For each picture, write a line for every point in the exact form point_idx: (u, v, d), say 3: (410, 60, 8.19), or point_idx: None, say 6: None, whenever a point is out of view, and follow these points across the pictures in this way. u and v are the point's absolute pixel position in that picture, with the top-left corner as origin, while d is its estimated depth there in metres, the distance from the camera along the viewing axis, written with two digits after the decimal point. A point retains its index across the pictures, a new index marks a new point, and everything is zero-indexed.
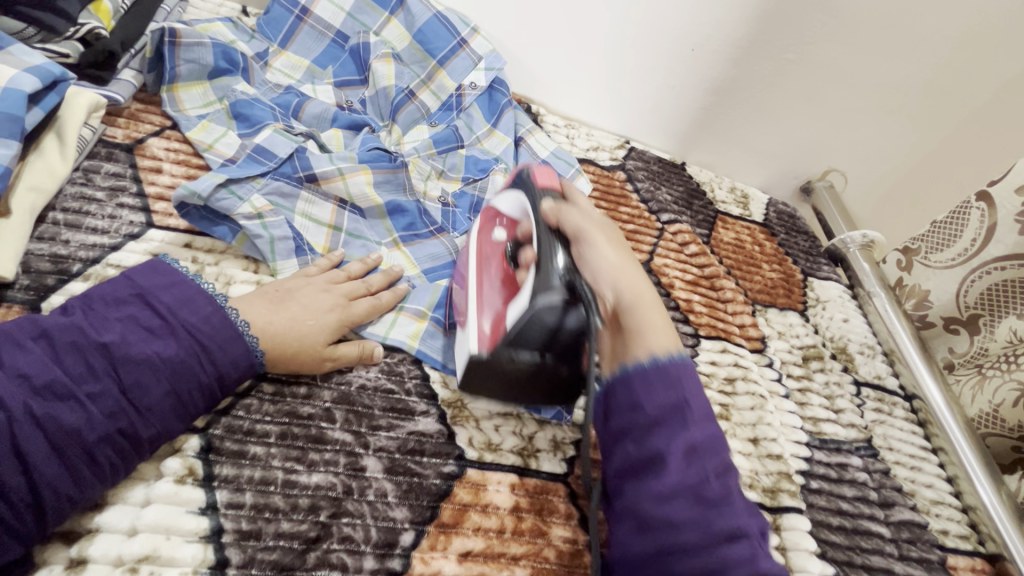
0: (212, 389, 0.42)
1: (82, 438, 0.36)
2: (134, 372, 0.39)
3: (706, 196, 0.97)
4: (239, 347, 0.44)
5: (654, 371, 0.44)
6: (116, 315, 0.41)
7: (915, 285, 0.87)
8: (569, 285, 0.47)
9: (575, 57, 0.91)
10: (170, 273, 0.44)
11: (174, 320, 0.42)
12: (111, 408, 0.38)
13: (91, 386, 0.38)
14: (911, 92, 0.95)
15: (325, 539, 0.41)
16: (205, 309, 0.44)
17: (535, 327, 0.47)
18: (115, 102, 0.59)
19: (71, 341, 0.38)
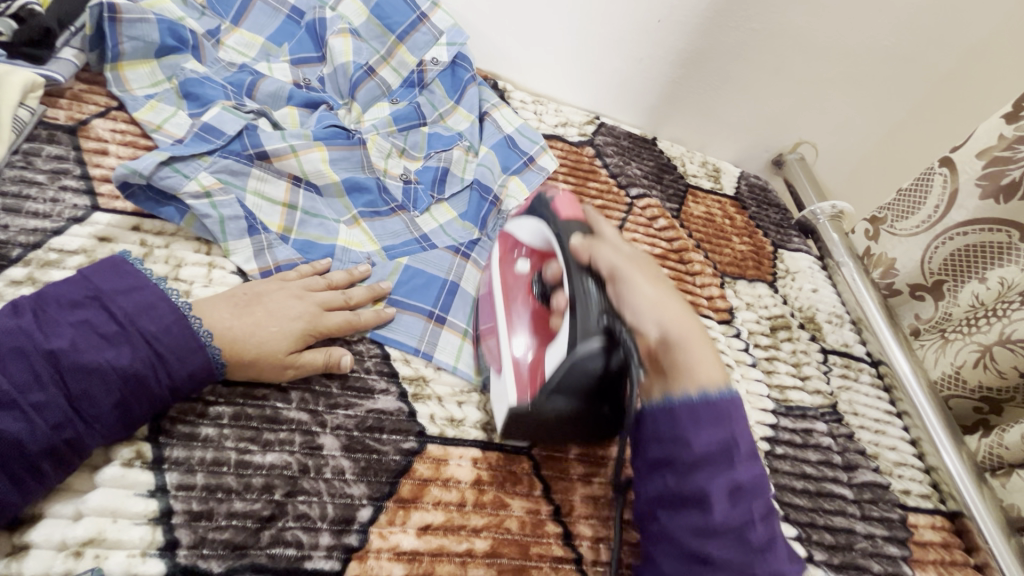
0: (167, 398, 0.41)
1: (24, 449, 0.35)
2: (83, 382, 0.38)
3: (676, 170, 0.97)
4: (199, 359, 0.42)
5: (703, 406, 0.43)
6: (70, 319, 0.39)
7: (882, 254, 0.88)
8: (609, 330, 0.46)
9: (540, 31, 0.90)
10: (132, 277, 0.43)
11: (132, 328, 0.40)
12: (57, 417, 0.36)
13: (36, 396, 0.36)
14: (878, 61, 0.95)
15: (279, 517, 0.41)
16: (166, 318, 0.42)
17: (586, 360, 0.45)
18: (54, 81, 0.57)
19: (16, 346, 0.36)
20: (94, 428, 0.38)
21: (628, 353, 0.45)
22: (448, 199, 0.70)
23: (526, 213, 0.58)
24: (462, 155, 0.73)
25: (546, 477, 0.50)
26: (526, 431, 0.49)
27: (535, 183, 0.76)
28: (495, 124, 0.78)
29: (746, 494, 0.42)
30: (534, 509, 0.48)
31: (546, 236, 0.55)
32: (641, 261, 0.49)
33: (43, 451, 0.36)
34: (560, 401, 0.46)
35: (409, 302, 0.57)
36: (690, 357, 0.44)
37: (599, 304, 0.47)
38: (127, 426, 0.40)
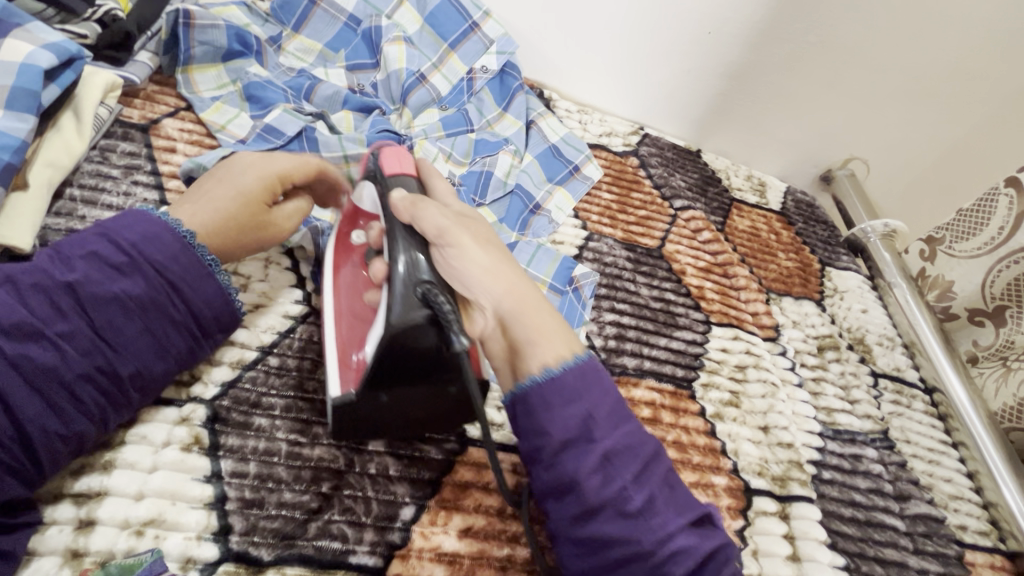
0: (189, 325, 0.42)
1: (60, 376, 0.36)
2: (103, 311, 0.39)
3: (721, 183, 0.95)
4: (210, 283, 0.43)
5: (549, 386, 0.40)
6: (80, 254, 0.40)
7: (938, 276, 0.85)
8: (427, 300, 0.38)
9: (587, 42, 0.90)
10: (137, 213, 0.43)
11: (141, 257, 0.41)
12: (86, 345, 0.38)
13: (62, 325, 0.37)
14: (936, 76, 0.92)
15: (326, 510, 0.41)
16: (172, 245, 0.42)
17: (411, 335, 0.38)
18: (131, 82, 0.60)
19: (35, 282, 0.37)
20: (127, 361, 0.39)
21: (445, 320, 0.38)
22: (490, 204, 0.71)
23: (363, 177, 0.49)
24: (508, 163, 0.73)
25: None
26: (351, 429, 0.43)
27: (577, 191, 0.77)
28: (541, 133, 0.79)
29: (623, 467, 0.39)
30: None
31: (377, 205, 0.47)
32: (474, 220, 0.45)
33: (82, 379, 0.37)
34: (392, 394, 0.41)
35: None
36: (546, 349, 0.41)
37: (417, 270, 0.39)
38: (165, 363, 0.41)
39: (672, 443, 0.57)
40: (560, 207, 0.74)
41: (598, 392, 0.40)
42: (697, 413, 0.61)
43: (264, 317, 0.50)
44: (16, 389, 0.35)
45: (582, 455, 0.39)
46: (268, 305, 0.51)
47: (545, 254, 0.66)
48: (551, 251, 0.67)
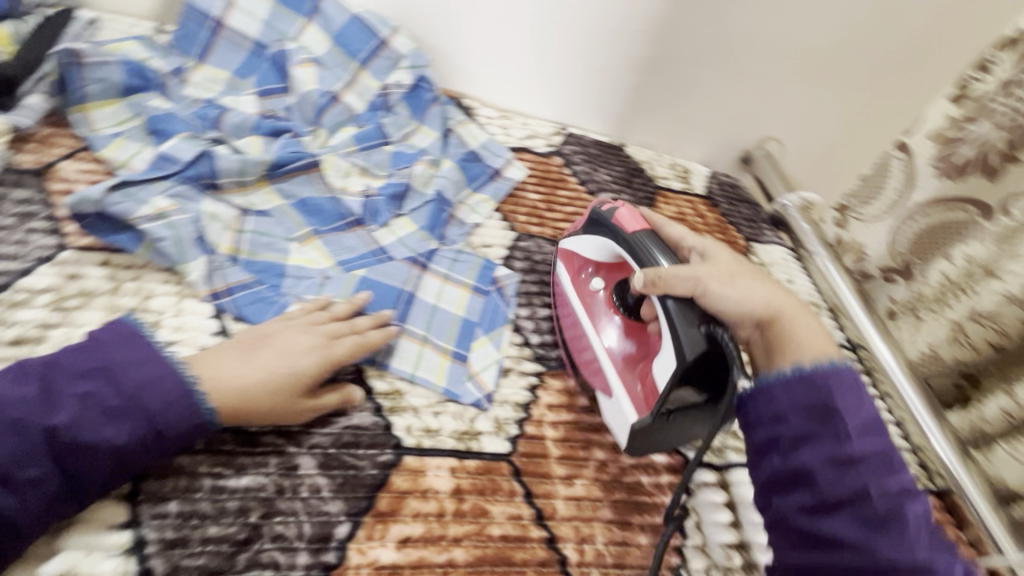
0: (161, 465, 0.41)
1: (13, 524, 0.35)
2: (78, 459, 0.37)
3: (646, 173, 0.99)
4: (196, 429, 0.41)
5: (798, 380, 0.45)
6: (74, 391, 0.39)
7: (852, 241, 0.90)
8: (711, 335, 0.49)
9: (502, 48, 0.92)
10: (141, 348, 0.42)
11: (137, 405, 0.39)
12: (49, 494, 0.36)
13: (31, 473, 0.36)
14: (831, 55, 0.98)
15: (255, 540, 0.40)
16: (171, 395, 0.41)
17: (698, 369, 0.48)
18: (20, 126, 0.58)
19: (17, 421, 0.36)
20: (85, 500, 0.38)
21: (729, 354, 0.48)
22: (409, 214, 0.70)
23: (584, 232, 0.62)
24: (425, 173, 0.73)
25: (527, 482, 0.51)
26: (647, 443, 0.52)
27: (499, 194, 0.78)
28: (460, 139, 0.81)
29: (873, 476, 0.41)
30: (515, 514, 0.49)
31: (614, 251, 0.59)
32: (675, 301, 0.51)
33: (38, 522, 0.36)
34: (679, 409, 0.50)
35: (373, 317, 0.57)
36: (800, 324, 0.50)
37: (696, 311, 0.50)
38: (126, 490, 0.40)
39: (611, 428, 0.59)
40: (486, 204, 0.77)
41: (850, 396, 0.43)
42: None
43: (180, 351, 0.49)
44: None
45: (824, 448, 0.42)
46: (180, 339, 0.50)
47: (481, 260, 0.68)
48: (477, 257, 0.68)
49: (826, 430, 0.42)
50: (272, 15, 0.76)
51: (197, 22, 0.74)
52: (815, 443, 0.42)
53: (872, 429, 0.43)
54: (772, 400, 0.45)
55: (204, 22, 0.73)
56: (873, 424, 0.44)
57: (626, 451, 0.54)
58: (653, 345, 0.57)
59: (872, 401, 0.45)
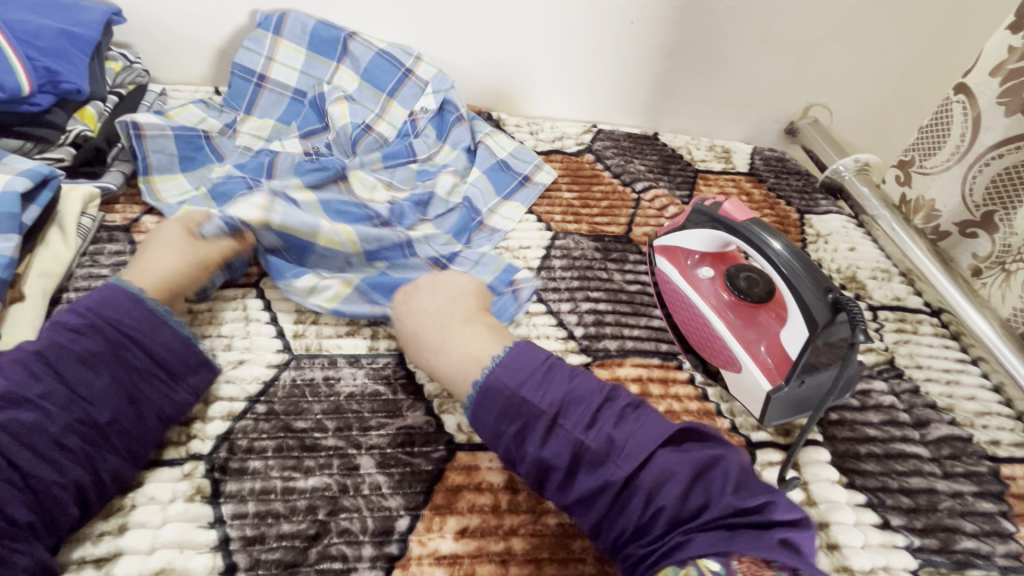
0: (161, 377, 0.47)
1: (46, 430, 0.40)
2: (76, 372, 0.43)
3: (683, 159, 0.97)
4: (165, 331, 0.48)
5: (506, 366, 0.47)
6: (48, 326, 0.45)
7: (919, 198, 0.82)
8: (838, 304, 0.51)
9: (524, 58, 0.94)
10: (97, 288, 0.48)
11: (98, 318, 0.46)
12: (64, 401, 0.42)
13: (38, 388, 0.42)
14: (873, 8, 0.92)
15: (324, 534, 0.43)
16: (127, 305, 0.47)
17: (832, 333, 0.51)
18: (109, 190, 0.67)
19: (12, 359, 0.42)
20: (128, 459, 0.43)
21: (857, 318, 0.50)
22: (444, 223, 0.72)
23: (689, 225, 0.64)
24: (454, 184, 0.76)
25: None
26: (794, 407, 0.55)
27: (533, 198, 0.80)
28: (489, 150, 0.82)
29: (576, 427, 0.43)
30: None
31: (720, 237, 0.61)
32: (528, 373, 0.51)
33: (73, 435, 0.41)
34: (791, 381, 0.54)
35: (375, 286, 0.61)
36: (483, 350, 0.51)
37: (823, 279, 0.52)
38: (149, 416, 0.45)
39: (664, 413, 0.58)
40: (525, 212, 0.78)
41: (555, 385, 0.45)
42: (687, 381, 0.61)
43: (250, 369, 0.53)
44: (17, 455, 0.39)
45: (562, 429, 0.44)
46: (248, 360, 0.54)
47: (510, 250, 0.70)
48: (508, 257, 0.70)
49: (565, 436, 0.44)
50: (309, 65, 0.83)
51: (242, 77, 0.82)
52: (558, 425, 0.44)
53: (547, 376, 0.46)
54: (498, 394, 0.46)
55: (250, 77, 0.82)
56: (576, 378, 0.46)
57: (763, 423, 0.56)
58: (761, 324, 0.59)
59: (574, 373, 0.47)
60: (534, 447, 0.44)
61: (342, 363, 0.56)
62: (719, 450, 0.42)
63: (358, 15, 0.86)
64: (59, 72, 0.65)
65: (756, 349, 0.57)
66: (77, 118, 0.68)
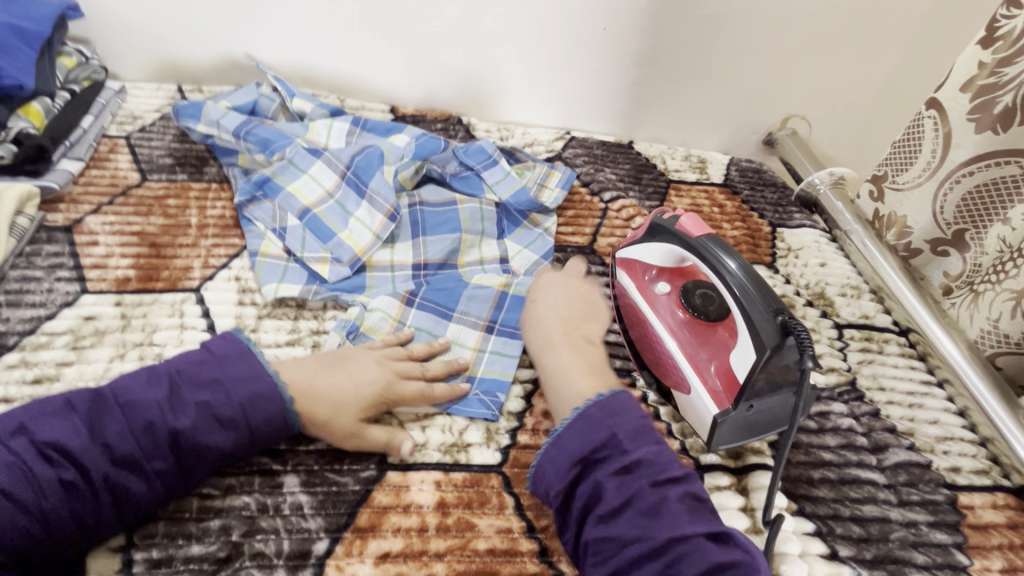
0: (257, 453, 0.47)
1: (141, 505, 0.41)
2: (193, 456, 0.42)
3: (656, 168, 0.95)
4: (285, 433, 0.46)
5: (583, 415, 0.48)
6: (195, 398, 0.43)
7: (891, 214, 0.81)
8: (787, 328, 0.49)
9: (498, 65, 0.93)
10: (253, 368, 0.45)
11: (246, 420, 0.44)
12: (170, 482, 0.42)
13: (156, 464, 0.41)
14: (850, 20, 0.91)
15: (235, 558, 0.41)
16: (272, 408, 0.45)
17: (779, 357, 0.50)
18: (50, 189, 0.65)
19: (147, 421, 0.41)
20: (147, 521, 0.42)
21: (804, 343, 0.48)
22: (428, 235, 0.70)
23: (646, 240, 0.62)
24: (435, 186, 0.76)
25: (517, 493, 0.49)
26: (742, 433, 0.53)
27: (565, 185, 0.82)
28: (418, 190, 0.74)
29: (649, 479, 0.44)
30: (504, 528, 0.47)
31: (677, 253, 0.59)
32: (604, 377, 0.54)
33: (156, 505, 0.42)
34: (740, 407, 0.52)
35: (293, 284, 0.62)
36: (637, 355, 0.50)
37: (773, 300, 0.50)
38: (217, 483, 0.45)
39: None
40: (546, 217, 0.78)
41: (626, 423, 0.48)
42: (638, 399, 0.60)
43: None
44: (100, 505, 0.39)
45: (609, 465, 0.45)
46: None
47: (540, 244, 0.74)
48: (531, 256, 0.72)
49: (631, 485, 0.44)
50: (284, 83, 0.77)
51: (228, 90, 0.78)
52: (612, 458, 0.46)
53: (644, 434, 0.48)
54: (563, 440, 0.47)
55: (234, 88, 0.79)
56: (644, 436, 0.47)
57: (710, 448, 0.54)
58: (718, 344, 0.57)
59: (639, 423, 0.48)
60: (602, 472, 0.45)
61: None
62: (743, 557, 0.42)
63: (325, 15, 0.85)
64: (1, 67, 0.63)
65: (707, 370, 0.55)
66: (22, 114, 0.66)
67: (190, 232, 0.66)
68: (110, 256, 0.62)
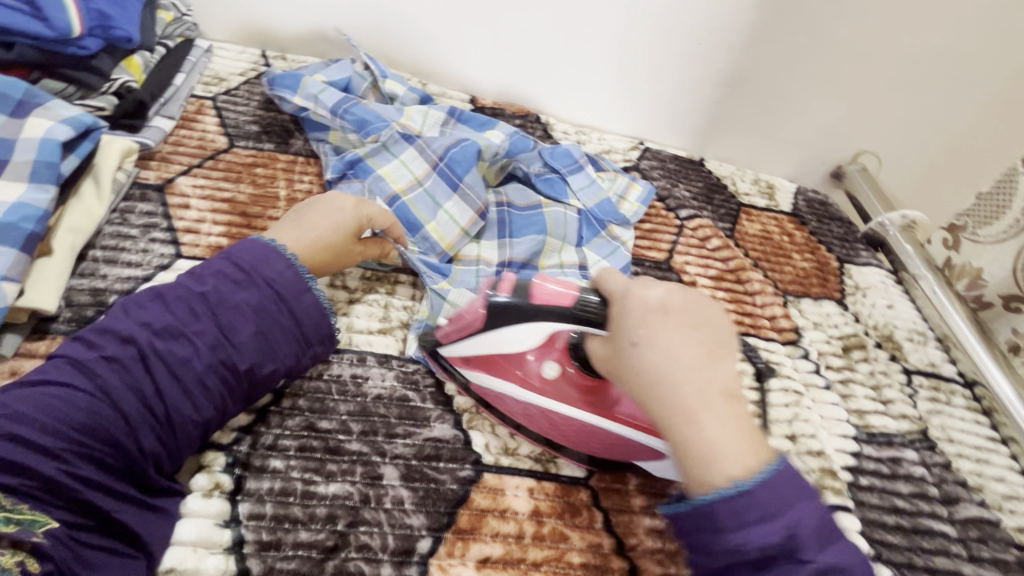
0: (297, 337, 0.48)
1: (192, 366, 0.42)
2: (228, 315, 0.45)
3: (727, 189, 0.95)
4: (309, 299, 0.48)
5: (739, 498, 0.37)
6: (210, 271, 0.47)
7: (965, 264, 0.82)
8: None
9: (584, 68, 0.91)
10: (259, 245, 0.49)
11: (256, 274, 0.47)
12: (213, 342, 0.44)
13: (196, 326, 0.44)
14: (941, 61, 0.91)
15: (342, 547, 0.42)
16: (279, 265, 0.48)
17: None
18: (146, 146, 0.63)
19: (177, 294, 0.45)
20: (209, 397, 0.43)
21: None
22: (514, 237, 0.69)
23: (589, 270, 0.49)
24: (519, 184, 0.75)
25: (606, 509, 0.49)
26: None
27: (645, 200, 0.81)
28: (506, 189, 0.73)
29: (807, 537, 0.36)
30: (595, 543, 0.47)
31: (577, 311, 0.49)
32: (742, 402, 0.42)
33: (208, 371, 0.43)
34: None
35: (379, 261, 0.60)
36: (711, 416, 0.40)
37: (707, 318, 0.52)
38: (271, 361, 0.46)
39: None
40: (624, 229, 0.77)
41: (795, 497, 0.38)
42: None
43: None
44: (145, 371, 0.41)
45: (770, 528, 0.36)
46: None
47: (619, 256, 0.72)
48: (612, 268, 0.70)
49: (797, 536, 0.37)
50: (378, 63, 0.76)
51: (321, 63, 0.78)
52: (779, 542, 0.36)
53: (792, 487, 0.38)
54: (712, 516, 0.37)
55: (326, 63, 0.78)
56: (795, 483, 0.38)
57: None
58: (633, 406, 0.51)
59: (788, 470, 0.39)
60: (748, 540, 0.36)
61: (371, 362, 0.53)
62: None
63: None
64: (112, 17, 0.61)
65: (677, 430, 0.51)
66: (124, 67, 0.66)
67: (279, 204, 0.65)
68: (202, 221, 0.61)
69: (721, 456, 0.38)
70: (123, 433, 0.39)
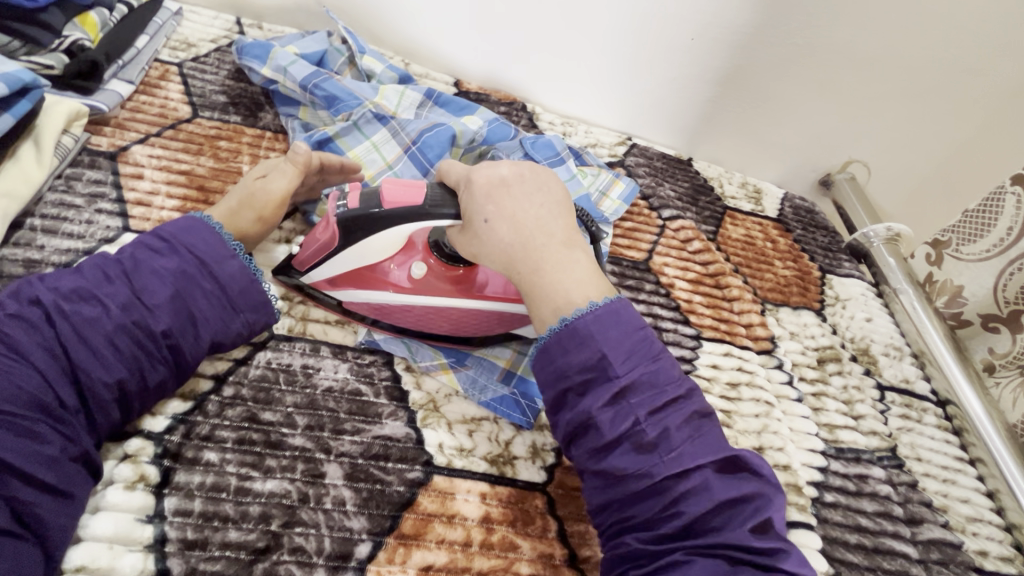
0: (222, 301, 0.45)
1: (102, 326, 0.40)
2: (143, 278, 0.42)
3: (713, 191, 0.93)
4: (235, 264, 0.46)
5: (581, 328, 0.43)
6: (131, 241, 0.45)
7: (946, 281, 0.80)
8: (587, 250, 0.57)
9: (573, 57, 0.88)
10: (187, 218, 0.47)
11: (176, 240, 0.45)
12: (126, 303, 0.41)
13: (109, 288, 0.41)
14: (936, 72, 0.89)
15: (274, 549, 0.39)
16: (203, 232, 0.46)
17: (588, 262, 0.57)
18: (99, 110, 0.60)
19: (93, 261, 0.42)
20: (122, 360, 0.40)
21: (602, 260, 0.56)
22: None
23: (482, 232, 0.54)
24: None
25: (560, 517, 0.47)
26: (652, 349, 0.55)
27: (628, 198, 0.79)
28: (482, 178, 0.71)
29: (639, 401, 0.42)
30: (546, 553, 0.45)
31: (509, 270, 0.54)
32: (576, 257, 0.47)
33: (118, 331, 0.40)
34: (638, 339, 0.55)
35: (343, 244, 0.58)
36: (551, 257, 0.46)
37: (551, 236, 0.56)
38: (190, 325, 0.43)
39: None
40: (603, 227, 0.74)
41: (613, 337, 0.43)
42: None
43: None
44: (50, 333, 0.38)
45: (598, 391, 0.42)
46: None
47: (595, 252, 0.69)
48: None
49: (625, 413, 0.42)
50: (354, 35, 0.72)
51: (295, 34, 0.74)
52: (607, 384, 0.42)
53: (636, 353, 0.43)
54: (551, 358, 0.44)
55: (301, 33, 0.74)
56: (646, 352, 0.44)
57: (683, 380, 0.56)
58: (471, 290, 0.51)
59: (638, 325, 0.45)
60: (588, 403, 0.42)
61: (325, 352, 0.51)
62: (760, 484, 0.41)
63: None
64: None
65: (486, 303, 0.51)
66: (77, 24, 0.62)
67: (240, 180, 0.62)
68: (156, 193, 0.58)
69: (568, 291, 0.45)
70: (35, 388, 0.36)
